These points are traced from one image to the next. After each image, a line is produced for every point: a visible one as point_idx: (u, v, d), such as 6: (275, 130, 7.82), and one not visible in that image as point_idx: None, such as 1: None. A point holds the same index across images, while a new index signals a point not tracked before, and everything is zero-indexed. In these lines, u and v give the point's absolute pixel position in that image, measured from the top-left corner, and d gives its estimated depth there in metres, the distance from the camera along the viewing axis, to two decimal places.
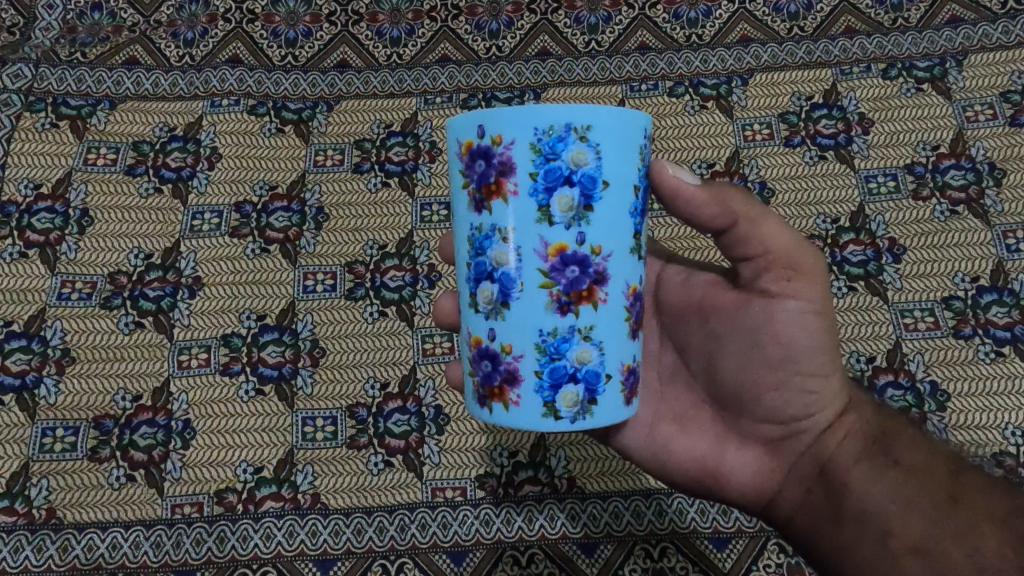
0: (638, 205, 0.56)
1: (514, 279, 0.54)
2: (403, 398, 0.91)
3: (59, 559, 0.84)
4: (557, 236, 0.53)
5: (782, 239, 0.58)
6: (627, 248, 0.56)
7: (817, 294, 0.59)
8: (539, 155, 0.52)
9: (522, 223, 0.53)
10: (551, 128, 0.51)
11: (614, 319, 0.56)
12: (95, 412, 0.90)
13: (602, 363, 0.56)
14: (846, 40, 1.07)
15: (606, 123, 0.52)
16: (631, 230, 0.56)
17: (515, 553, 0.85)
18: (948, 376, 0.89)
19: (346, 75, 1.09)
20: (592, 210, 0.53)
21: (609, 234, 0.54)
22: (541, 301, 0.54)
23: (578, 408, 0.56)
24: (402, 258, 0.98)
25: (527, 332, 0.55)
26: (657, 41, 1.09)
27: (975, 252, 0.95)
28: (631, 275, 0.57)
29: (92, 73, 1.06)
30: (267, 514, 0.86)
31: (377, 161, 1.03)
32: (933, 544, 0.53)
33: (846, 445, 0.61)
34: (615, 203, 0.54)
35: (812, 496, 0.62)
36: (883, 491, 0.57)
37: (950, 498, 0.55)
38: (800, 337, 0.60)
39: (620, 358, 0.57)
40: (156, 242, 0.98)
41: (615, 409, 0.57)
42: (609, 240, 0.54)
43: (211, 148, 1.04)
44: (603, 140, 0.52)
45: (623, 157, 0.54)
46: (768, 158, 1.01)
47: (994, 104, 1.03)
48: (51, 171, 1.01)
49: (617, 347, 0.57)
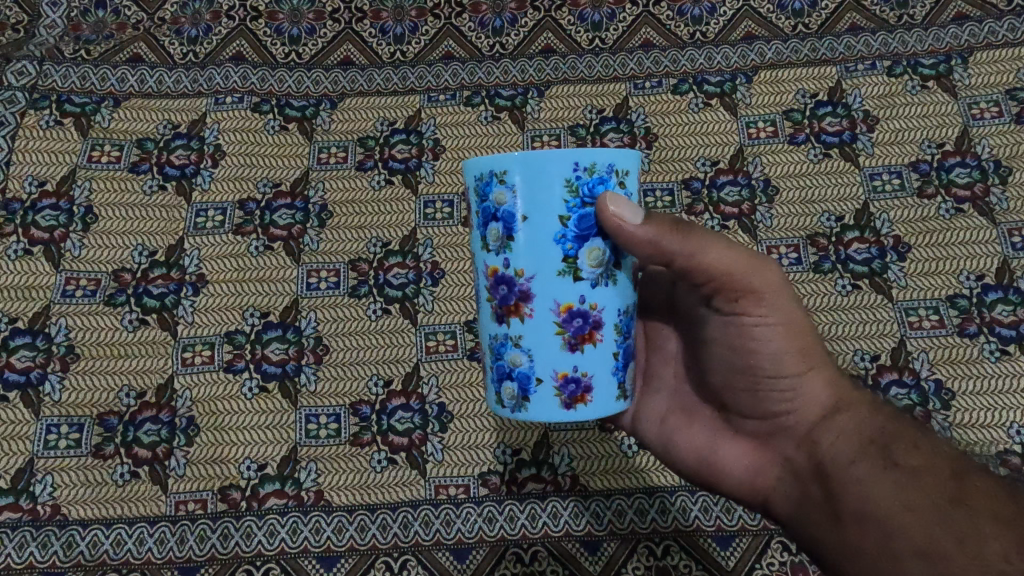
0: (570, 232, 0.54)
1: (478, 292, 0.61)
2: (407, 396, 0.91)
3: (65, 555, 0.85)
4: (491, 260, 0.57)
5: (726, 264, 0.57)
6: (557, 269, 0.55)
7: (772, 309, 0.58)
8: (477, 196, 0.57)
9: (476, 248, 0.60)
10: (481, 174, 0.56)
11: (545, 334, 0.56)
12: (100, 409, 0.90)
13: (532, 367, 0.57)
14: (851, 37, 1.07)
15: (518, 164, 0.53)
16: (561, 255, 0.54)
17: (518, 551, 0.85)
18: (953, 374, 0.89)
19: (351, 73, 1.08)
20: (512, 239, 0.55)
21: (533, 257, 0.55)
22: (487, 311, 0.60)
23: (514, 401, 0.59)
24: (406, 255, 0.98)
25: (484, 334, 0.61)
26: (662, 38, 1.09)
27: (981, 250, 0.95)
28: (564, 293, 0.55)
29: (97, 70, 1.06)
30: (271, 511, 0.86)
31: (381, 158, 1.04)
32: (932, 545, 0.53)
33: (841, 444, 0.60)
34: (539, 232, 0.54)
35: (808, 494, 0.62)
36: (881, 491, 0.56)
37: (953, 500, 0.53)
38: (764, 341, 0.59)
39: (552, 368, 0.57)
40: (160, 239, 0.98)
41: (546, 415, 0.58)
42: (533, 264, 0.55)
43: (215, 145, 1.04)
44: (518, 178, 0.53)
45: (543, 190, 0.53)
46: (773, 156, 1.01)
47: (1000, 101, 1.02)
48: (56, 168, 1.02)
49: (550, 358, 0.57)
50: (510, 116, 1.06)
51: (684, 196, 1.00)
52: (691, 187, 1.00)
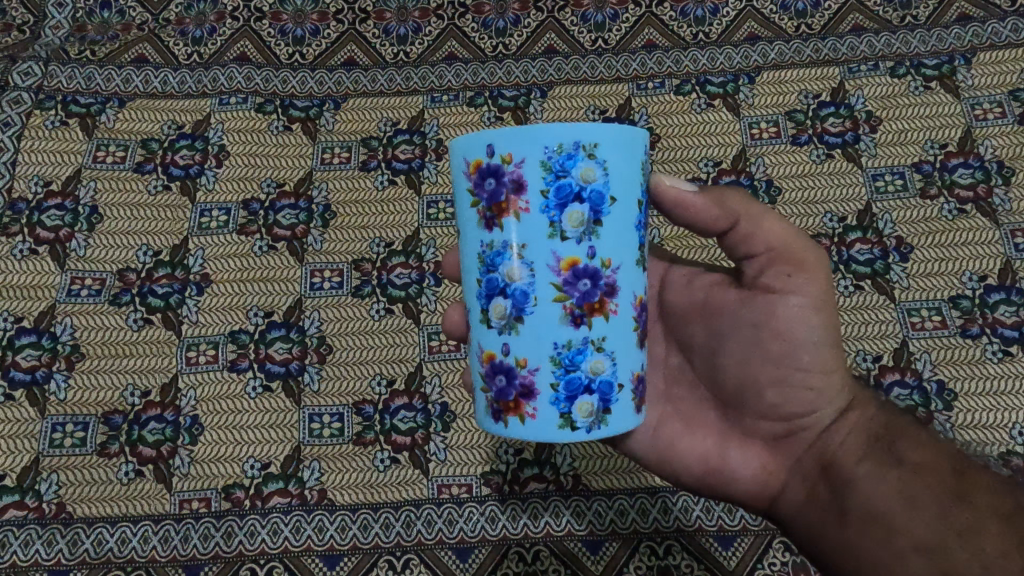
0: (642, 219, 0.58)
1: (529, 294, 0.54)
2: (410, 395, 0.92)
3: (70, 553, 0.85)
4: (569, 251, 0.54)
5: (782, 236, 0.60)
6: (632, 260, 0.57)
7: (817, 290, 0.60)
8: (549, 173, 0.52)
9: (535, 239, 0.54)
10: (560, 147, 0.52)
11: (624, 329, 0.57)
12: (105, 408, 0.91)
13: (615, 372, 0.57)
14: (854, 38, 1.07)
15: (612, 143, 0.53)
16: (636, 243, 0.57)
17: (521, 550, 0.85)
18: (955, 375, 0.89)
19: (354, 73, 1.09)
20: (602, 224, 0.54)
21: (618, 246, 0.55)
22: (555, 314, 0.54)
23: (593, 417, 0.56)
24: (409, 255, 0.98)
25: (543, 344, 0.55)
26: (664, 38, 1.09)
27: (983, 251, 0.95)
28: (636, 285, 0.58)
29: (102, 70, 1.07)
30: (275, 510, 0.87)
31: (384, 159, 1.04)
32: (936, 541, 0.52)
33: (851, 443, 0.61)
34: (622, 219, 0.55)
35: (816, 493, 0.62)
36: (886, 487, 0.57)
37: (956, 495, 0.54)
38: (800, 332, 0.60)
39: (630, 367, 0.58)
40: (165, 239, 0.99)
41: (624, 420, 0.58)
42: (617, 253, 0.55)
43: (219, 145, 1.04)
44: (609, 158, 0.53)
45: (628, 175, 0.55)
46: (776, 156, 1.01)
47: (1003, 102, 1.02)
48: (62, 168, 1.02)
49: (628, 356, 0.58)
50: (513, 116, 1.06)
51: None
52: None
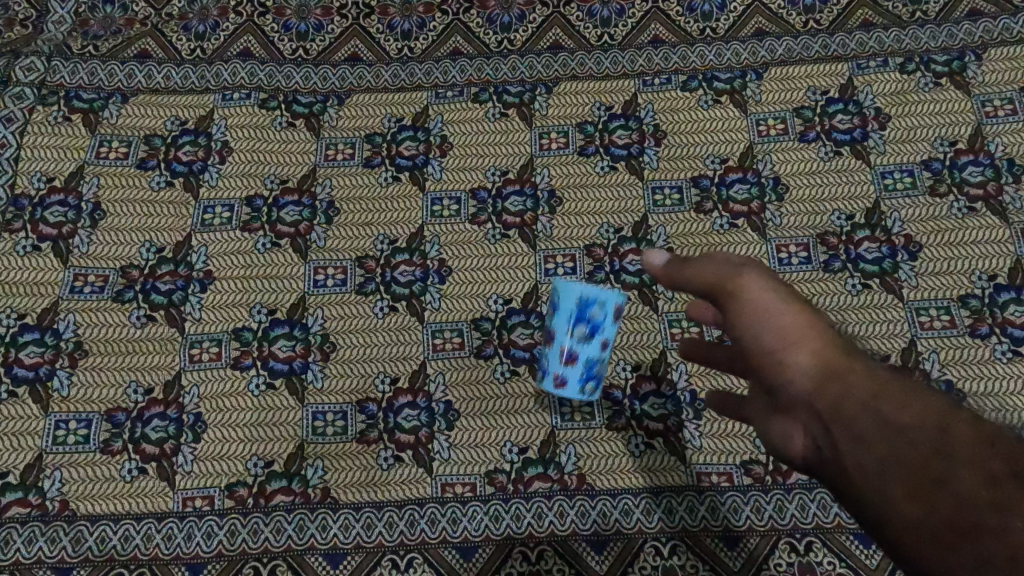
0: (581, 312, 0.75)
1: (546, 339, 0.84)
2: (414, 393, 0.91)
3: (73, 550, 0.85)
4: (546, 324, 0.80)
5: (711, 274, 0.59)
6: (569, 325, 0.76)
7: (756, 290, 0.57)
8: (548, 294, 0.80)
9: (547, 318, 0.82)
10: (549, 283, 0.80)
11: (558, 353, 0.79)
12: (108, 405, 0.91)
13: (548, 366, 0.80)
14: (863, 33, 1.06)
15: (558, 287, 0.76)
16: (570, 319, 0.76)
17: (525, 549, 0.85)
18: (963, 375, 0.89)
19: (358, 69, 1.08)
20: (554, 316, 0.78)
21: (558, 317, 0.77)
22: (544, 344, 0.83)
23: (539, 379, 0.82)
24: (413, 253, 0.98)
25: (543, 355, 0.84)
26: (671, 34, 1.08)
27: (993, 250, 0.93)
28: (567, 338, 0.77)
29: (104, 66, 1.07)
30: (279, 508, 0.87)
31: (388, 155, 1.03)
32: (918, 493, 0.44)
33: (830, 400, 0.51)
34: (563, 306, 0.76)
35: (811, 453, 0.53)
36: (869, 448, 0.47)
37: (937, 449, 0.44)
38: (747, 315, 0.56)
39: (557, 363, 0.79)
40: (168, 236, 0.99)
41: (550, 390, 0.81)
42: (558, 318, 0.77)
43: (222, 141, 1.04)
44: (557, 288, 0.77)
45: (569, 295, 0.75)
46: (783, 153, 1.00)
47: (1014, 98, 1.01)
48: (64, 164, 1.02)
49: (558, 362, 0.79)
50: (518, 113, 1.05)
51: (693, 194, 0.99)
52: (700, 185, 1.00)
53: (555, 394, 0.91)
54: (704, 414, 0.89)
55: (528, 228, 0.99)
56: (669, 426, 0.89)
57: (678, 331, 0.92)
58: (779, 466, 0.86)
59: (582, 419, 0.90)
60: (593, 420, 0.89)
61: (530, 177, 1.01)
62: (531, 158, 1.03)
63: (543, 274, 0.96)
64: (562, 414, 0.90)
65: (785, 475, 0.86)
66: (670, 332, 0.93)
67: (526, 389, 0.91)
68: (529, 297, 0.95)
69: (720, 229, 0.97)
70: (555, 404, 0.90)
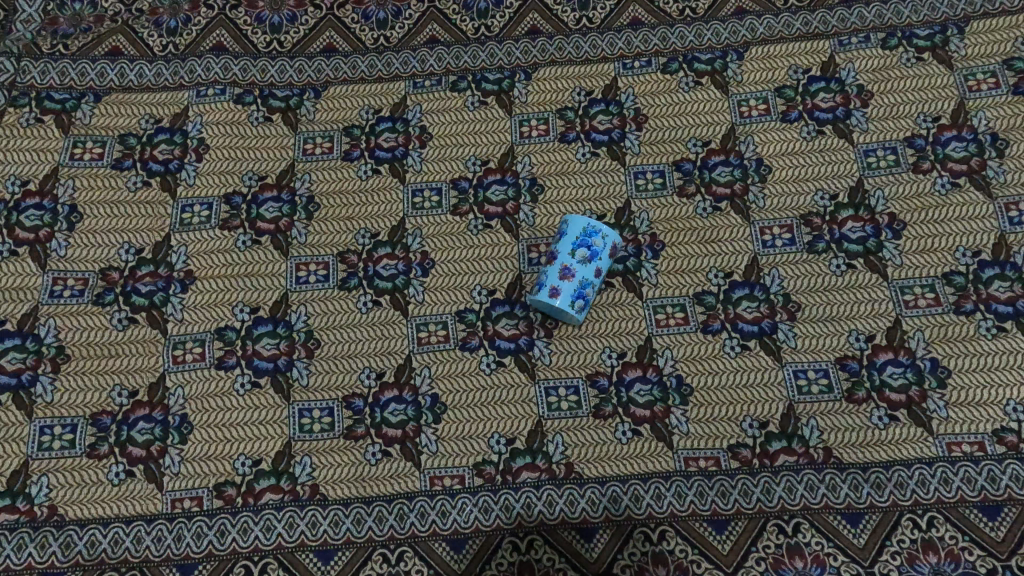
0: (581, 246, 0.89)
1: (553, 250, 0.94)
2: (399, 387, 0.91)
3: (63, 555, 0.84)
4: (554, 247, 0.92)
5: None
6: (569, 253, 0.89)
7: None
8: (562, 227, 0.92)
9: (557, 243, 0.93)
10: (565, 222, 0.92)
11: (555, 273, 0.89)
12: (93, 409, 0.90)
13: (546, 278, 0.90)
14: (844, 9, 1.05)
15: (568, 228, 0.91)
16: (572, 250, 0.89)
17: (515, 539, 0.84)
18: (949, 352, 0.88)
19: (334, 60, 1.07)
20: (560, 245, 0.90)
21: (562, 247, 0.90)
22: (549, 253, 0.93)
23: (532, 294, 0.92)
24: (395, 246, 0.97)
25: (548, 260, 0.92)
26: (650, 16, 1.07)
27: (977, 226, 0.93)
28: (568, 254, 0.89)
29: (75, 65, 1.05)
30: (267, 506, 0.86)
31: (367, 148, 1.02)
32: None
33: None
34: (567, 244, 0.90)
35: None
36: None
37: None
38: None
39: (554, 284, 0.89)
40: (146, 236, 0.98)
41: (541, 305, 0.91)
42: (562, 248, 0.90)
43: (198, 139, 1.03)
44: (566, 229, 0.91)
45: (572, 233, 0.90)
46: (765, 134, 1.00)
47: (997, 71, 1.00)
48: (39, 167, 1.00)
49: (555, 278, 0.89)
50: (497, 100, 1.04)
51: (675, 178, 0.98)
52: (682, 169, 0.99)
53: (541, 384, 0.90)
54: (691, 399, 0.89)
55: (510, 218, 0.98)
56: (656, 413, 0.89)
57: (663, 318, 0.92)
58: (767, 448, 0.86)
59: (569, 407, 0.89)
60: (580, 408, 0.89)
61: (511, 166, 1.00)
62: (512, 146, 1.01)
63: (527, 263, 0.95)
64: (549, 403, 0.90)
65: (772, 457, 0.86)
66: (655, 318, 0.92)
67: (512, 380, 0.91)
68: (512, 287, 0.94)
69: (703, 212, 0.97)
70: (541, 394, 0.90)
